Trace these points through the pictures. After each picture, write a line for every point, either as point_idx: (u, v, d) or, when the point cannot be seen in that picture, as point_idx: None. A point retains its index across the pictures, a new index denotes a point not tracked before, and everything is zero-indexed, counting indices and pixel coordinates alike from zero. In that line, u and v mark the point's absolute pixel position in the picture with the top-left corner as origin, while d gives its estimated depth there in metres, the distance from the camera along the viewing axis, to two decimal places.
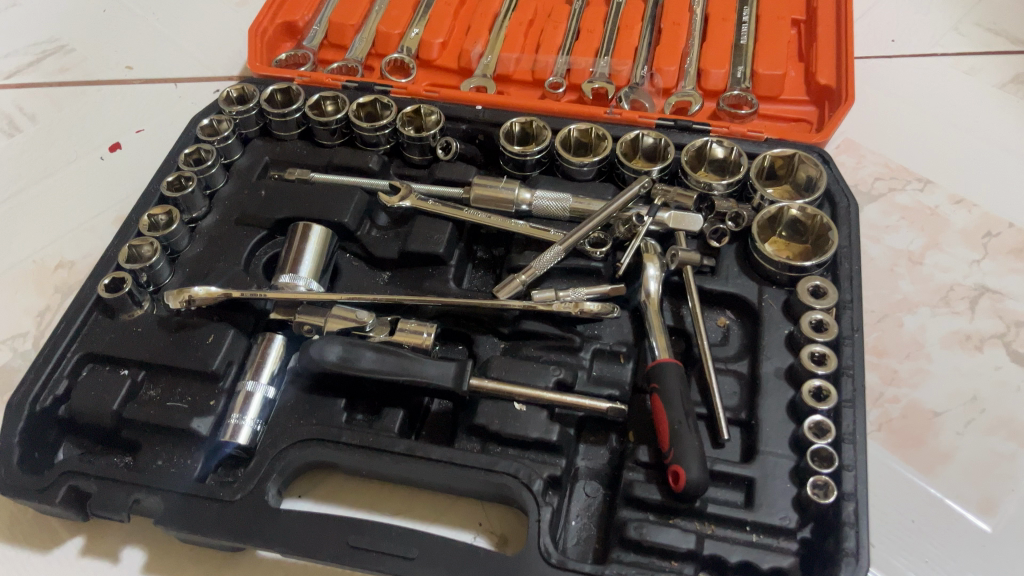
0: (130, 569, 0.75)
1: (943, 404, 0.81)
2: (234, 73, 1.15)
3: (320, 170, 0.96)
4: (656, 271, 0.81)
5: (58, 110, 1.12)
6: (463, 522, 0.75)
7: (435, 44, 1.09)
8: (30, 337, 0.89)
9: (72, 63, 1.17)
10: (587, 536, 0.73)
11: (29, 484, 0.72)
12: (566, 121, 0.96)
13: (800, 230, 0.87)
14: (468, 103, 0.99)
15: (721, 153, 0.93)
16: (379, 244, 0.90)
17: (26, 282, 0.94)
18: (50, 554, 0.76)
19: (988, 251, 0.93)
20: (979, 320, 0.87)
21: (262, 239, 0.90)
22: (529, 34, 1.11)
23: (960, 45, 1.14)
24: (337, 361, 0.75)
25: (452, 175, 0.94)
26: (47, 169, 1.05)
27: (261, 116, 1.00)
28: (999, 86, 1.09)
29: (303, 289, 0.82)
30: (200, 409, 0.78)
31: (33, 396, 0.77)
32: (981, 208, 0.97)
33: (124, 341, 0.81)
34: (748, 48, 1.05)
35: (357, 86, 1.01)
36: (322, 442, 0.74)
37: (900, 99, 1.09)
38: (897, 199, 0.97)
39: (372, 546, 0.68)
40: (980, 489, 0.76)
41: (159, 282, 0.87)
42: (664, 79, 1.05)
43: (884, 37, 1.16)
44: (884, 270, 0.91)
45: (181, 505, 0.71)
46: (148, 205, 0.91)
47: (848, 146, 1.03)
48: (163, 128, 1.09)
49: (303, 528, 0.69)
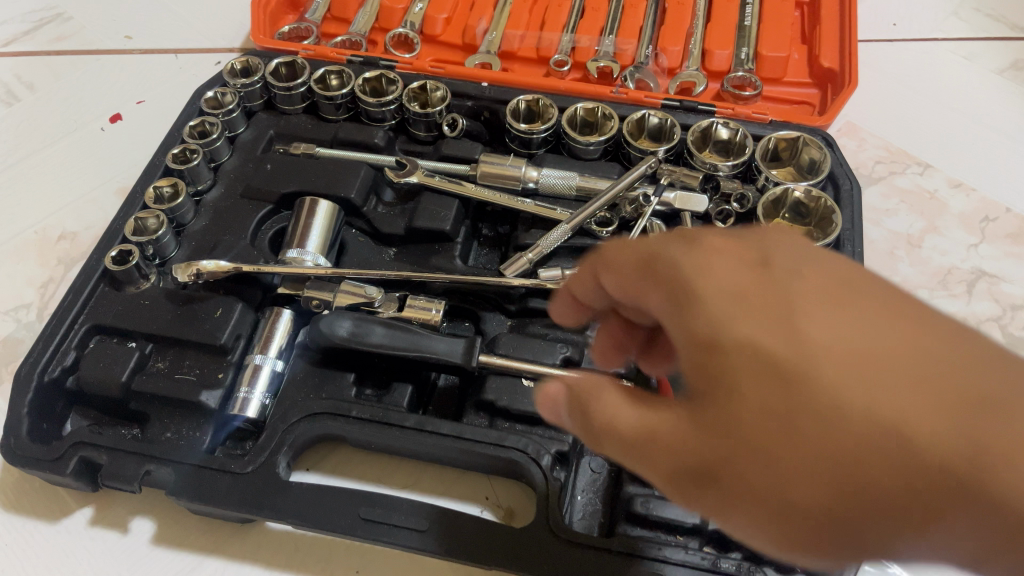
0: (140, 539, 0.76)
1: None
2: (236, 46, 1.14)
3: (326, 145, 0.96)
4: None
5: (57, 79, 1.10)
6: (471, 496, 0.76)
7: (439, 19, 1.08)
8: (33, 308, 0.89)
9: (69, 31, 1.16)
10: (592, 511, 0.74)
11: (40, 455, 0.72)
12: (573, 99, 0.96)
13: (803, 213, 0.88)
14: (473, 80, 0.99)
15: (726, 134, 0.93)
16: (385, 219, 0.90)
17: (28, 253, 0.94)
18: (59, 524, 0.77)
19: (986, 236, 0.94)
20: (976, 303, 0.89)
21: (268, 213, 0.90)
22: (534, 12, 1.11)
23: (960, 30, 1.15)
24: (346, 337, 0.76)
25: (458, 152, 0.95)
26: (47, 139, 1.04)
27: (265, 90, 1.00)
28: (998, 71, 1.10)
29: (311, 264, 0.83)
30: (209, 382, 0.78)
31: (41, 366, 0.77)
32: (979, 193, 0.98)
33: (132, 314, 0.81)
34: (752, 29, 1.05)
35: (361, 60, 1.01)
36: (333, 416, 0.75)
37: (901, 83, 1.09)
38: (897, 183, 0.98)
39: (384, 518, 0.69)
40: None
41: (165, 255, 0.87)
42: (669, 59, 1.06)
43: (886, 20, 1.17)
44: (884, 252, 0.93)
45: (192, 477, 0.72)
46: (152, 177, 0.91)
47: (850, 129, 1.04)
48: (164, 99, 1.08)
49: (315, 501, 0.70)
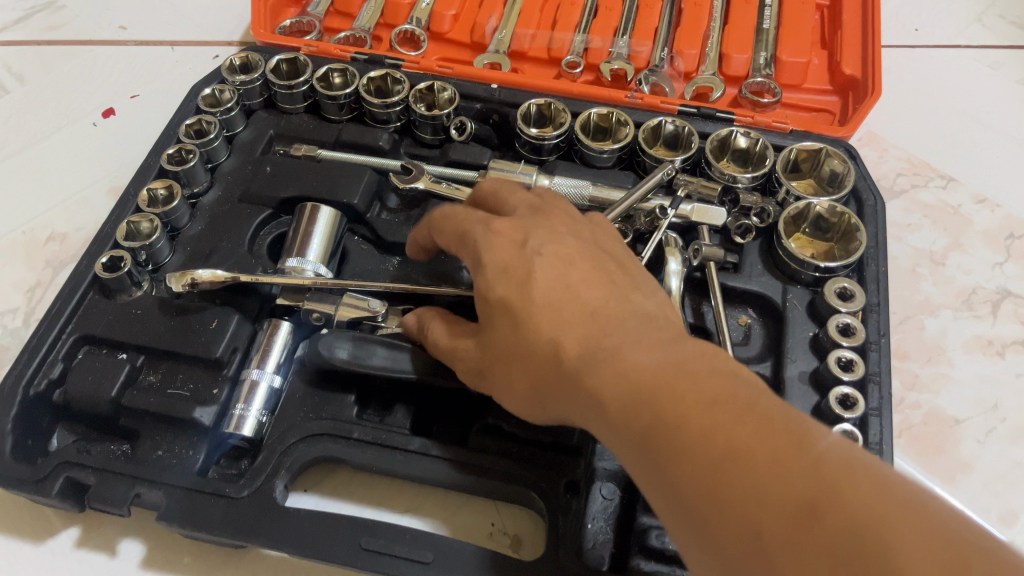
0: (129, 563, 0.72)
1: (965, 411, 0.80)
2: (235, 39, 1.10)
3: (328, 147, 0.93)
4: (678, 266, 0.78)
5: (48, 70, 1.06)
6: (477, 523, 0.73)
7: (446, 16, 1.04)
8: (20, 314, 0.85)
9: (62, 20, 1.11)
10: (603, 540, 0.69)
11: (23, 475, 0.69)
12: (586, 104, 0.93)
13: (823, 228, 0.84)
14: (482, 81, 0.95)
15: (745, 143, 0.89)
16: (389, 227, 0.86)
17: (15, 255, 0.90)
18: (44, 546, 0.73)
19: (1010, 254, 0.91)
20: (1000, 325, 0.86)
21: (266, 218, 0.86)
22: (545, 10, 1.07)
23: (983, 37, 1.12)
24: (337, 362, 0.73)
25: (467, 157, 0.91)
26: (36, 134, 1.00)
27: (266, 87, 0.95)
28: (1023, 81, 1.07)
29: (311, 275, 0.79)
30: (203, 398, 0.75)
31: (27, 379, 0.73)
32: (1004, 209, 0.95)
33: (123, 324, 0.78)
34: (771, 33, 1.01)
35: (366, 58, 0.97)
36: (333, 437, 0.72)
37: (923, 91, 1.06)
38: (920, 197, 0.95)
39: (386, 549, 0.65)
40: (1001, 500, 0.75)
41: (159, 261, 0.83)
42: (685, 63, 1.02)
43: (907, 26, 1.14)
44: (907, 269, 0.89)
45: (184, 500, 0.68)
46: (146, 178, 0.87)
47: (871, 139, 1.01)
48: (159, 94, 1.04)
49: (314, 529, 0.66)
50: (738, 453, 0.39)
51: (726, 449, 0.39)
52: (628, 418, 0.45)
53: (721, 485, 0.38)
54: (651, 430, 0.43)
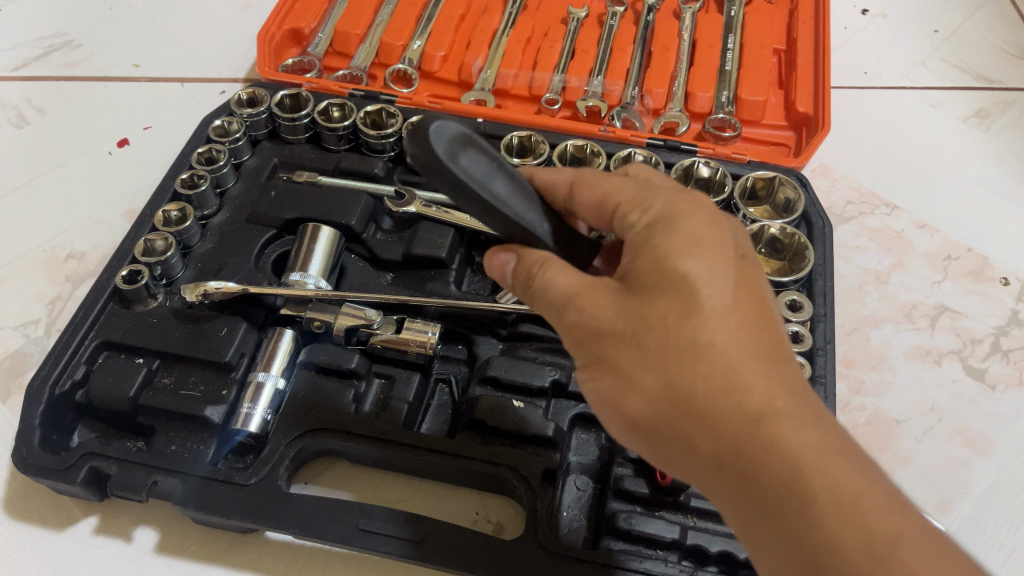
0: (143, 547, 0.79)
1: (905, 412, 0.88)
2: (240, 76, 1.19)
3: (328, 173, 1.01)
4: None
5: (66, 103, 1.14)
6: (462, 511, 0.80)
7: (436, 57, 1.14)
8: (41, 324, 0.93)
9: (79, 58, 1.20)
10: (577, 526, 0.78)
11: (51, 464, 0.76)
12: (563, 137, 1.02)
13: (778, 248, 0.93)
14: (469, 115, 1.04)
15: (707, 173, 0.98)
16: (383, 246, 0.95)
17: (37, 270, 0.97)
18: (65, 532, 0.80)
19: (948, 273, 1.00)
20: (938, 336, 0.95)
21: (271, 237, 0.95)
22: (527, 52, 1.17)
23: (927, 79, 1.23)
24: (354, 369, 0.84)
25: (454, 183, 0.99)
26: (56, 162, 1.08)
27: (270, 120, 1.04)
28: (963, 119, 1.18)
29: (312, 287, 0.87)
30: (213, 398, 0.82)
31: (52, 380, 0.80)
32: (943, 233, 1.04)
33: (140, 331, 0.85)
34: (733, 73, 1.11)
35: (363, 94, 1.06)
36: (333, 431, 0.79)
37: (871, 127, 1.16)
38: (867, 222, 1.05)
39: (381, 529, 0.72)
40: (937, 491, 0.83)
41: (172, 276, 0.91)
42: (654, 101, 1.12)
43: (858, 68, 1.24)
44: (854, 287, 0.99)
45: (198, 488, 0.75)
46: (161, 201, 0.95)
47: (823, 170, 1.11)
48: (170, 125, 1.12)
49: (315, 512, 0.73)
50: (872, 500, 0.44)
51: (843, 484, 0.45)
52: (736, 425, 0.49)
53: (853, 521, 0.44)
54: (753, 444, 0.48)
